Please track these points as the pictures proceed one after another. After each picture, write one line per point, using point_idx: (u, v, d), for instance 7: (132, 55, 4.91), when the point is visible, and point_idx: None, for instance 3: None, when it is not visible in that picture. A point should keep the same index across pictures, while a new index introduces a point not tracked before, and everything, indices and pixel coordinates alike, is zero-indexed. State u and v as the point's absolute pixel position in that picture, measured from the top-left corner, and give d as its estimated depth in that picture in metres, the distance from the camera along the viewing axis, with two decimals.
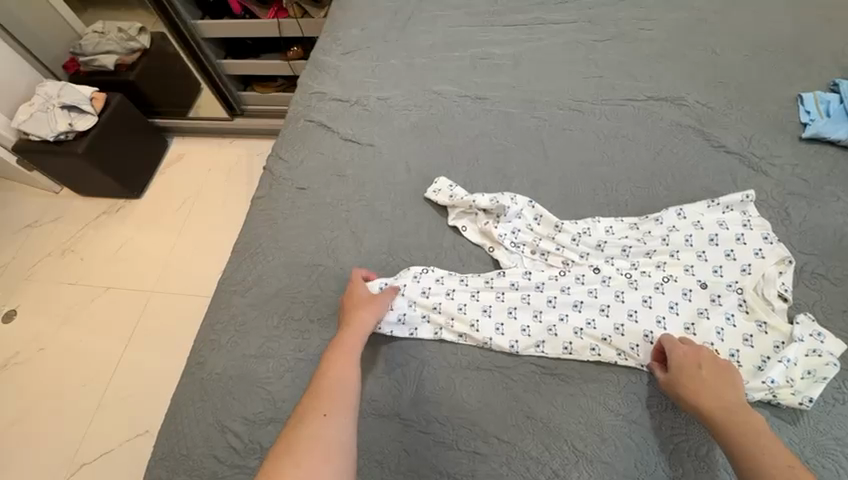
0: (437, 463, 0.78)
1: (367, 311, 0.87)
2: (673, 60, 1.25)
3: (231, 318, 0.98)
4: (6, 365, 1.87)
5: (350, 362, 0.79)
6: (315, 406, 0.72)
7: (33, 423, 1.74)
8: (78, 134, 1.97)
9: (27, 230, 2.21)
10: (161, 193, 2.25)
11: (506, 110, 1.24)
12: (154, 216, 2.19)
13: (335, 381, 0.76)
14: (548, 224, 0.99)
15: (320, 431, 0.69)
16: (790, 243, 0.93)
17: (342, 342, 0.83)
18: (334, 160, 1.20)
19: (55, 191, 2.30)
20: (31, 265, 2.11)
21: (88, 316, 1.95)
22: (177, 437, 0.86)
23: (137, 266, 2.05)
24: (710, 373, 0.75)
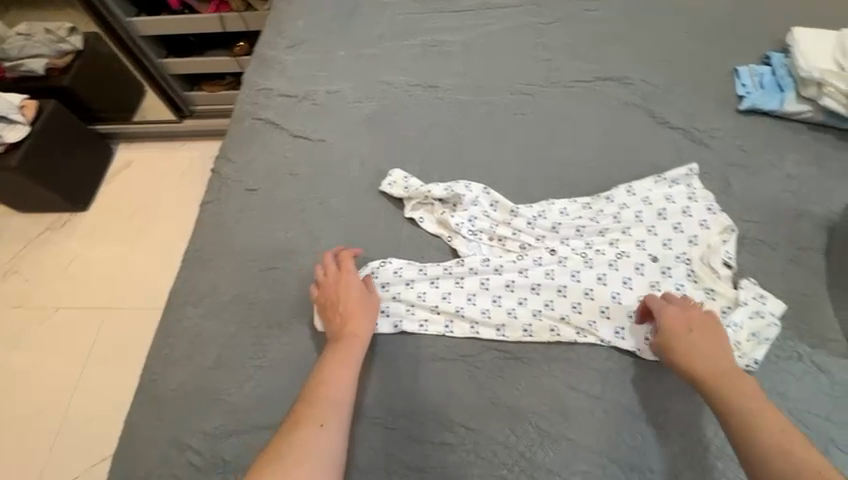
0: (406, 458, 0.77)
1: (365, 312, 0.85)
2: (618, 40, 1.27)
3: (184, 331, 0.93)
4: None
5: (347, 369, 0.78)
6: (307, 416, 0.72)
7: None
8: (11, 146, 1.83)
9: None
10: (109, 202, 2.12)
11: (458, 97, 1.23)
12: (104, 227, 2.06)
13: (329, 390, 0.75)
14: (503, 209, 0.99)
15: (312, 442, 0.70)
16: (732, 212, 0.97)
17: (339, 347, 0.81)
18: (285, 159, 1.16)
19: None
20: None
21: (40, 338, 1.83)
22: (134, 459, 0.82)
23: (89, 281, 1.94)
24: (705, 336, 0.78)
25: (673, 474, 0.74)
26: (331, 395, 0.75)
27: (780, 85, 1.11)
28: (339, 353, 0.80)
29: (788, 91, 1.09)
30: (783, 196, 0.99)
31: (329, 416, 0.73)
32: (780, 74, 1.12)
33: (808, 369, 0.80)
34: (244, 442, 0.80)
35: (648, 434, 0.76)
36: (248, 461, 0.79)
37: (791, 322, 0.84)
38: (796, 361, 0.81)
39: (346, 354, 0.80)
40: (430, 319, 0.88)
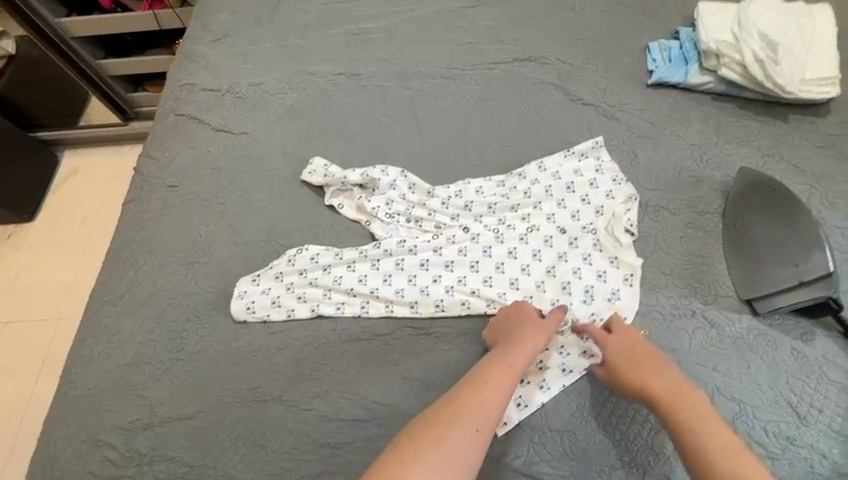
0: (319, 437, 0.79)
1: (542, 331, 0.81)
2: (537, 21, 1.29)
3: (102, 330, 0.92)
4: None
5: (509, 382, 0.75)
6: (466, 419, 0.69)
7: None
8: None
9: None
10: (57, 210, 2.06)
11: (381, 84, 1.23)
12: (54, 237, 2.00)
13: (482, 397, 0.72)
14: (420, 191, 1.02)
15: (464, 448, 0.67)
16: (638, 182, 1.01)
17: (511, 355, 0.77)
18: (207, 154, 1.15)
19: None
20: None
21: None
22: (51, 459, 0.82)
23: (40, 294, 1.89)
24: (649, 356, 0.77)
25: (572, 430, 0.77)
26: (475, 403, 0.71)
27: (685, 58, 1.15)
28: (501, 366, 0.76)
29: (691, 64, 1.13)
30: (685, 164, 1.03)
31: (481, 423, 0.69)
32: (686, 47, 1.16)
33: (700, 325, 0.85)
34: (161, 434, 0.80)
35: (522, 393, 0.79)
36: (165, 451, 0.79)
37: (684, 281, 0.89)
38: (690, 318, 0.85)
39: (513, 362, 0.76)
40: (346, 302, 0.90)
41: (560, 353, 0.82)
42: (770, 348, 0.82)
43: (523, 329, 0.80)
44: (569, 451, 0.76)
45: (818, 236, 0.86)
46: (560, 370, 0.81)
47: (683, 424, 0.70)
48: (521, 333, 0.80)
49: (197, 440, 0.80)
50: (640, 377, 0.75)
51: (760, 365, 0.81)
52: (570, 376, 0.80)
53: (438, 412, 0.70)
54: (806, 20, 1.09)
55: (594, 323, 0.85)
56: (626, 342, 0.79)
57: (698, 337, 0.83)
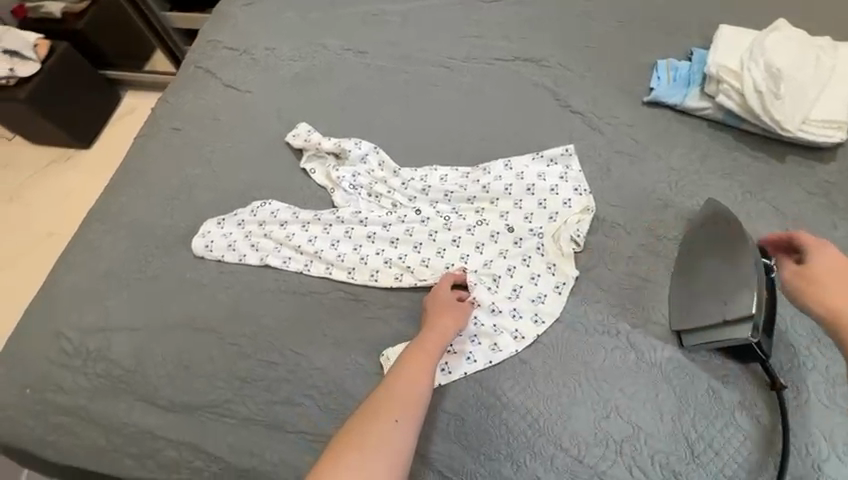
0: (236, 370, 0.86)
1: (456, 316, 0.84)
2: (550, 23, 1.28)
3: (87, 242, 1.05)
4: None
5: (426, 369, 0.77)
6: (387, 410, 0.72)
7: None
8: (21, 79, 1.92)
9: None
10: (109, 139, 2.18)
11: (383, 65, 1.28)
12: (100, 162, 2.13)
13: (402, 388, 0.74)
14: (387, 169, 1.06)
15: (390, 437, 0.70)
16: (602, 196, 1.00)
17: (424, 343, 0.80)
18: (213, 106, 1.25)
19: (9, 138, 2.22)
20: None
21: (24, 259, 1.94)
22: (19, 341, 0.94)
23: (76, 212, 2.02)
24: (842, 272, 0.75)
25: (460, 414, 0.81)
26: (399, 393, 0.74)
27: (690, 80, 1.10)
28: (422, 352, 0.79)
29: (693, 86, 1.09)
30: (657, 186, 1.00)
31: (404, 412, 0.72)
32: (694, 70, 1.11)
33: (619, 344, 0.84)
34: (108, 338, 0.91)
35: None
36: (107, 353, 0.90)
37: (617, 300, 0.88)
38: (611, 336, 0.85)
39: (428, 349, 0.80)
40: (292, 258, 0.97)
41: (471, 341, 0.85)
42: (685, 383, 0.80)
43: (436, 317, 0.84)
44: (452, 432, 0.80)
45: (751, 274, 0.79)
46: (466, 358, 0.84)
47: None
48: (434, 321, 0.83)
49: (135, 350, 0.90)
50: (822, 289, 0.74)
51: (669, 397, 0.79)
52: (473, 365, 0.83)
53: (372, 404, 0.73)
54: (828, 57, 1.02)
55: (513, 321, 0.87)
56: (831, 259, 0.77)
57: (614, 356, 0.83)
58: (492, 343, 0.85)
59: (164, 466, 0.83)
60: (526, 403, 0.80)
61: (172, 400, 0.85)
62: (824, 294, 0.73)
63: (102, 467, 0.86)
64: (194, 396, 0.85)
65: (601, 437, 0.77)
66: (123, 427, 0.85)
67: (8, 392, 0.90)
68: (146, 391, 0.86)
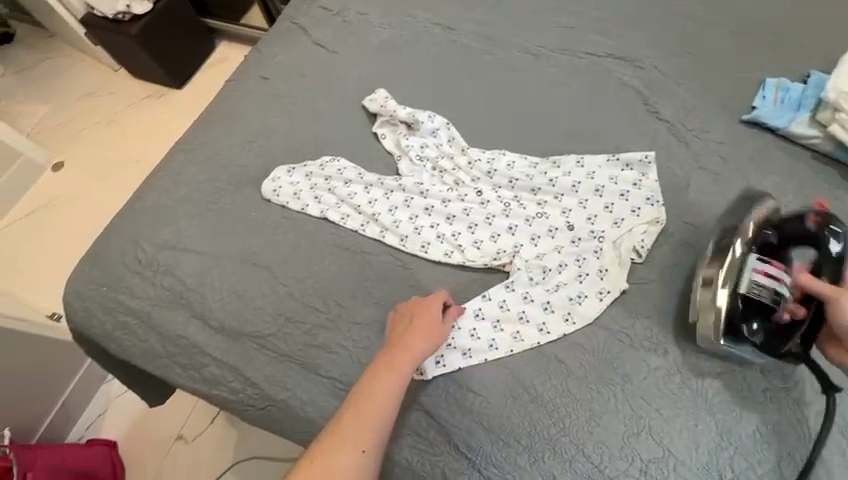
0: (282, 309, 0.91)
1: (429, 332, 0.80)
2: (652, 24, 1.20)
3: (172, 167, 1.13)
4: (44, 206, 2.08)
5: (395, 393, 0.75)
6: (350, 443, 0.71)
7: (50, 258, 1.94)
8: (134, 17, 2.10)
9: (87, 97, 2.37)
10: (202, 83, 2.31)
11: (469, 43, 1.26)
12: (190, 103, 2.26)
13: (368, 415, 0.73)
14: (455, 146, 1.07)
15: (353, 468, 0.70)
16: (675, 211, 0.95)
17: (393, 362, 0.77)
18: (299, 60, 1.30)
19: (114, 69, 2.42)
20: (82, 127, 2.28)
21: (113, 179, 2.11)
22: (102, 244, 1.04)
23: (162, 144, 2.17)
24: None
25: (485, 396, 0.81)
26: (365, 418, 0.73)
27: (799, 105, 1.01)
28: (393, 372, 0.76)
29: (802, 111, 0.99)
30: None
31: (370, 440, 0.72)
32: (808, 94, 1.01)
33: (664, 365, 0.80)
34: (177, 257, 0.99)
35: (444, 353, 0.83)
36: (174, 270, 0.98)
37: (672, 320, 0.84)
38: (658, 354, 0.81)
39: (397, 368, 0.77)
40: (350, 216, 1.00)
41: (496, 328, 0.85)
42: (730, 419, 0.75)
43: (410, 333, 0.80)
44: (474, 411, 0.80)
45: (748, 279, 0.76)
46: (489, 345, 0.84)
47: None
48: (406, 337, 0.79)
49: (198, 272, 0.97)
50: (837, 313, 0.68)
51: (709, 429, 0.75)
52: (495, 352, 0.83)
53: (333, 432, 0.72)
54: None
55: (544, 315, 0.86)
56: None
57: (656, 375, 0.79)
58: (516, 334, 0.84)
59: (205, 381, 0.90)
60: (554, 400, 0.79)
61: (222, 323, 0.91)
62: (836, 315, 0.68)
63: (152, 369, 0.94)
64: (242, 324, 0.91)
65: (627, 452, 0.75)
66: (176, 337, 0.93)
67: (86, 285, 1.00)
68: (201, 309, 0.93)
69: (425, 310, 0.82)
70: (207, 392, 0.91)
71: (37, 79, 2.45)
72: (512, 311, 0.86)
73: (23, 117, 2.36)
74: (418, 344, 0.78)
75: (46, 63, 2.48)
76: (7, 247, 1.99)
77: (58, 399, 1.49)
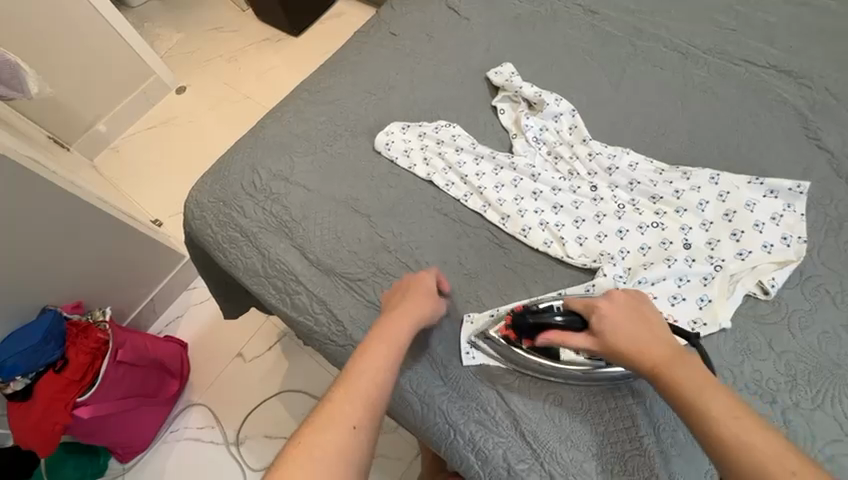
0: (375, 260, 0.94)
1: (424, 299, 0.80)
2: (833, 41, 1.05)
3: (295, 105, 1.19)
4: (165, 122, 2.28)
5: (388, 359, 0.70)
6: (340, 417, 0.63)
7: (164, 169, 2.15)
8: None
9: (217, 32, 2.55)
10: (319, 34, 2.40)
11: (610, 30, 1.17)
12: (305, 52, 2.36)
13: (362, 386, 0.66)
14: (576, 135, 1.02)
15: (346, 446, 0.61)
16: (817, 253, 0.84)
17: (384, 330, 0.74)
18: (429, 21, 1.28)
19: (243, 9, 2.58)
20: (209, 57, 2.46)
21: (228, 110, 2.27)
22: (224, 163, 1.13)
23: (275, 85, 2.29)
24: (624, 322, 0.69)
25: (561, 392, 0.79)
26: (355, 390, 0.66)
27: None
28: (384, 338, 0.73)
29: None
30: None
31: (362, 415, 0.64)
32: None
33: (766, 413, 0.74)
34: (288, 189, 1.05)
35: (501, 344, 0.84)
36: (283, 200, 1.04)
37: (787, 369, 0.76)
38: (763, 400, 0.75)
39: (388, 336, 0.73)
40: (455, 184, 1.00)
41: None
42: None
43: (403, 302, 0.79)
44: (547, 405, 0.78)
45: (567, 368, 0.79)
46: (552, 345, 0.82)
47: (659, 371, 0.64)
48: (398, 306, 0.78)
49: (304, 208, 1.02)
50: (640, 352, 0.66)
51: None
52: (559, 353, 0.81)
53: (319, 413, 0.64)
54: None
55: None
56: (612, 313, 0.71)
57: None
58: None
59: (293, 307, 0.95)
60: (634, 417, 0.75)
61: (318, 258, 0.96)
62: (623, 345, 0.67)
63: (247, 285, 1.01)
64: (337, 263, 0.95)
65: None
66: (274, 261, 0.98)
67: (205, 197, 1.09)
68: (301, 241, 0.99)
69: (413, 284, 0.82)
70: (293, 318, 0.95)
71: (179, 8, 2.67)
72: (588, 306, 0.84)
73: (161, 40, 2.59)
74: (409, 310, 0.78)
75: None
76: (129, 153, 2.22)
77: (144, 297, 1.68)
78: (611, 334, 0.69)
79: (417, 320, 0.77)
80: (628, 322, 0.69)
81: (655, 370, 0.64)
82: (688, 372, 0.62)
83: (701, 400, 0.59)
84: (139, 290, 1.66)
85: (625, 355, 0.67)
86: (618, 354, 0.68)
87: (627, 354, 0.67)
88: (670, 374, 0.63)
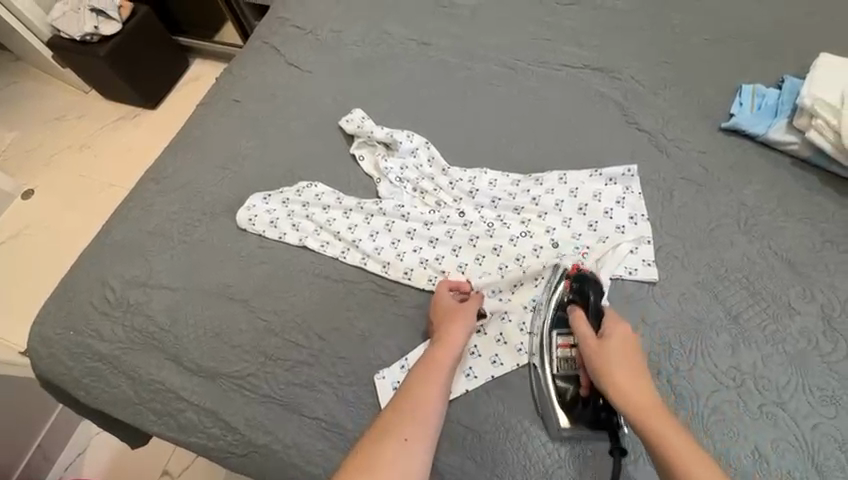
0: (261, 348, 0.87)
1: (467, 323, 0.81)
2: (627, 35, 1.21)
3: (142, 199, 1.08)
4: (15, 235, 1.99)
5: (441, 385, 0.73)
6: (398, 428, 0.67)
7: (23, 288, 1.85)
8: (103, 38, 2.00)
9: (57, 121, 2.28)
10: (175, 103, 2.23)
11: (445, 58, 1.23)
12: (163, 123, 2.19)
13: (416, 406, 0.70)
14: (436, 166, 1.04)
15: (404, 461, 0.64)
16: (659, 224, 0.93)
17: (431, 358, 0.76)
18: (272, 80, 1.25)
19: (85, 91, 2.33)
20: (51, 152, 2.19)
21: (88, 204, 2.03)
22: (70, 284, 0.99)
23: (138, 166, 2.10)
24: (627, 351, 0.74)
25: (478, 429, 0.79)
26: (413, 412, 0.69)
27: (776, 111, 1.02)
28: (432, 365, 0.75)
29: (780, 118, 1.00)
30: (723, 222, 0.93)
31: (418, 432, 0.67)
32: (783, 100, 1.03)
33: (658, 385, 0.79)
34: (149, 294, 0.94)
35: None
36: (145, 309, 0.93)
37: (662, 336, 0.83)
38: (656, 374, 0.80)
39: (438, 362, 0.76)
40: (330, 243, 0.96)
41: (497, 341, 0.84)
42: (727, 438, 0.75)
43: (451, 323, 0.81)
44: (467, 447, 0.78)
45: (549, 339, 0.81)
46: (465, 375, 0.82)
47: (639, 403, 0.68)
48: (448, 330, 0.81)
49: (172, 310, 0.92)
50: (620, 374, 0.71)
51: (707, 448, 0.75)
52: (474, 381, 0.81)
53: (378, 430, 0.67)
54: None
55: (523, 336, 0.84)
56: (625, 337, 0.76)
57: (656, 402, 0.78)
58: (495, 357, 0.83)
59: (181, 428, 0.86)
60: (548, 430, 0.77)
61: (198, 364, 0.87)
62: (613, 365, 0.72)
63: (124, 417, 0.89)
64: (219, 364, 0.86)
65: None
66: (149, 382, 0.88)
67: (51, 330, 0.94)
68: (174, 350, 0.88)
69: (446, 302, 0.85)
70: (185, 440, 0.86)
71: (5, 104, 2.36)
72: (494, 318, 0.86)
73: None
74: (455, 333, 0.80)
75: (14, 86, 2.39)
76: None
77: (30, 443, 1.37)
78: (613, 344, 0.74)
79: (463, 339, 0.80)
80: (629, 352, 0.74)
81: (625, 399, 0.69)
82: (662, 417, 0.67)
83: (664, 438, 0.64)
84: (23, 436, 1.36)
85: (608, 367, 0.72)
86: (605, 366, 0.73)
87: (609, 370, 0.72)
88: (645, 408, 0.68)
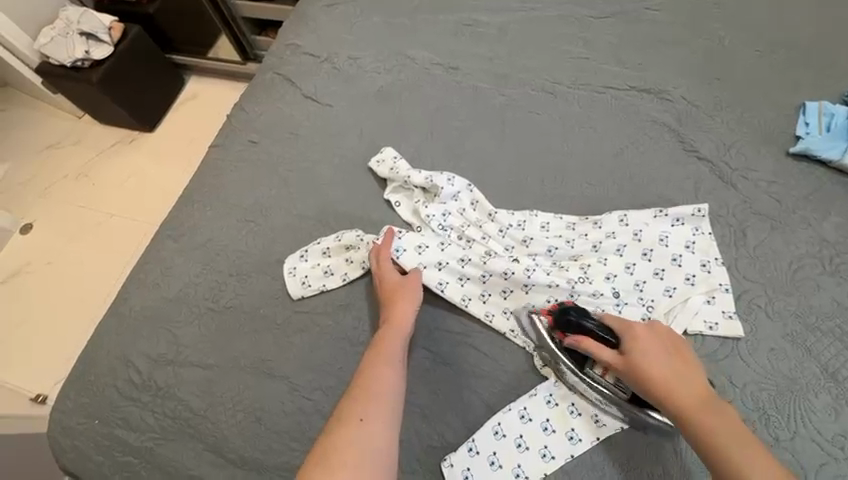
0: (310, 433, 0.79)
1: (407, 300, 0.82)
2: (674, 50, 1.11)
3: (160, 260, 0.99)
4: (16, 274, 1.89)
5: (389, 362, 0.74)
6: (352, 415, 0.68)
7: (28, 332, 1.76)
8: (94, 63, 1.87)
9: (51, 150, 2.16)
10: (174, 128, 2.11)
11: (476, 84, 1.14)
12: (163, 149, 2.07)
13: (367, 388, 0.71)
14: (481, 211, 0.96)
15: (361, 442, 0.65)
16: (735, 268, 0.85)
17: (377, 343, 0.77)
18: (289, 117, 1.15)
19: (79, 115, 2.21)
20: (49, 183, 2.08)
21: (90, 238, 1.92)
22: (90, 363, 0.90)
23: (140, 194, 1.98)
24: (661, 362, 0.71)
25: None
26: (363, 396, 0.70)
27: None
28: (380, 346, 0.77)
29: None
30: (806, 262, 0.85)
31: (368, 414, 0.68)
32: None
33: None
34: (179, 375, 0.86)
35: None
36: (177, 392, 0.85)
37: (757, 402, 0.75)
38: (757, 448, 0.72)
39: (385, 343, 0.77)
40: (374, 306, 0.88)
41: (572, 414, 0.77)
42: None
43: (393, 306, 0.82)
44: None
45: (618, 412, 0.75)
46: (541, 455, 0.75)
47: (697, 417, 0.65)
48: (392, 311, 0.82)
49: (206, 392, 0.84)
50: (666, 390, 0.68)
51: None
52: (551, 463, 0.75)
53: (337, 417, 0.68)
54: None
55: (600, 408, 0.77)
56: (651, 347, 0.72)
57: None
58: (572, 433, 0.76)
59: None
60: None
61: (242, 455, 0.80)
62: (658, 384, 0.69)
63: None
64: (265, 455, 0.79)
65: None
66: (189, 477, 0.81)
67: (76, 418, 0.87)
68: (214, 440, 0.81)
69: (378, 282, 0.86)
70: None
71: None
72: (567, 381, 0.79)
73: None
74: (400, 313, 0.81)
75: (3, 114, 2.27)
76: None
77: None
78: (641, 361, 0.71)
79: (407, 315, 0.81)
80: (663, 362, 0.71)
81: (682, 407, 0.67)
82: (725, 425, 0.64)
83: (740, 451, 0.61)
84: None
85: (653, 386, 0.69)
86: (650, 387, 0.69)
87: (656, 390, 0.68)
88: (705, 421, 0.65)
